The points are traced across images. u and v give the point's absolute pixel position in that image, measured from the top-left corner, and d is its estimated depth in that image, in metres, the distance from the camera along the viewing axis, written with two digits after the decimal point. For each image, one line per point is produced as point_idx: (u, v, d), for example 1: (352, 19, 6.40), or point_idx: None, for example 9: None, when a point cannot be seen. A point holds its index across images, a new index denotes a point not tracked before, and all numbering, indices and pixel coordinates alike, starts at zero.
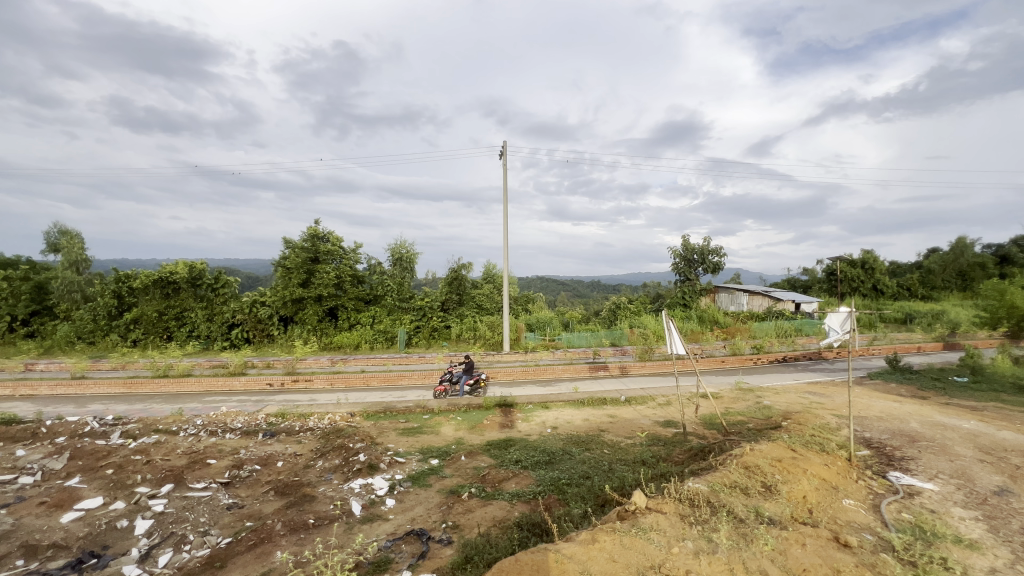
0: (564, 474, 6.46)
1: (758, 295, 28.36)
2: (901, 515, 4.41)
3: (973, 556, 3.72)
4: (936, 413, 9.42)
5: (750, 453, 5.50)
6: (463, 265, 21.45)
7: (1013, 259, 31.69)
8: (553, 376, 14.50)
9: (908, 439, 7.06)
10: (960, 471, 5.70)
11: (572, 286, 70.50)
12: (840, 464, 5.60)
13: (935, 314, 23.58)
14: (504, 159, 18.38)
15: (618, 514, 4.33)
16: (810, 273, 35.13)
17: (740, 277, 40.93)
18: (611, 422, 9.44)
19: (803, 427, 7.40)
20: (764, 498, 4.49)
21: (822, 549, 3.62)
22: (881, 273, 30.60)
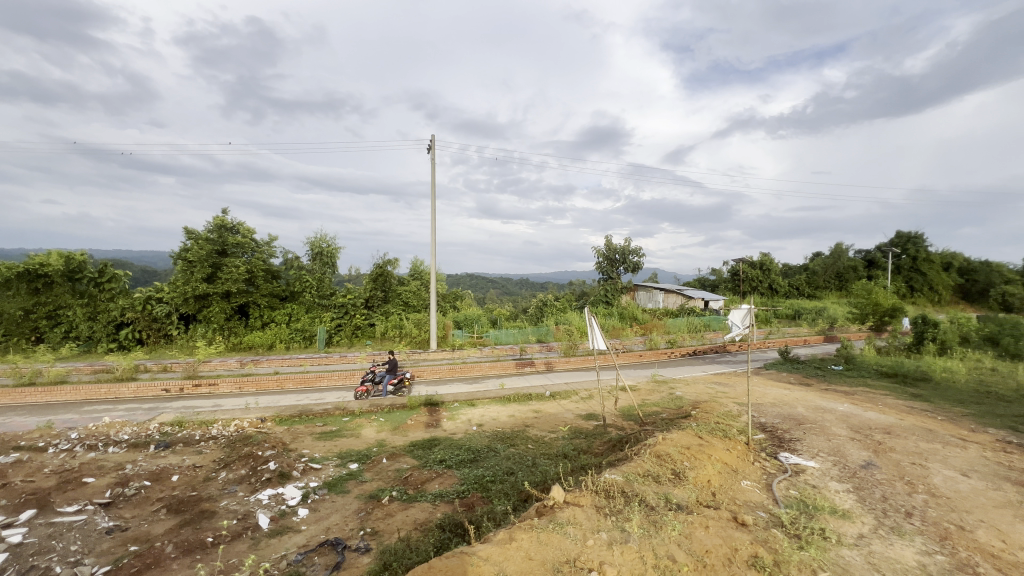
0: (488, 471, 6.45)
1: (673, 293, 30.38)
2: (789, 492, 4.90)
3: (845, 524, 4.22)
4: (818, 398, 10.66)
5: (662, 442, 5.83)
6: (389, 261, 20.75)
7: (878, 262, 36.78)
8: (480, 373, 14.49)
9: (796, 422, 7.89)
10: (835, 449, 6.47)
11: (501, 284, 71.09)
12: (739, 449, 6.10)
13: (818, 311, 26.70)
14: (433, 154, 18.04)
15: (537, 510, 4.38)
16: (717, 273, 38.33)
17: (658, 276, 43.66)
18: (535, 417, 9.61)
19: (709, 415, 8.01)
20: (673, 485, 4.78)
21: (722, 530, 3.90)
22: (775, 273, 34.13)
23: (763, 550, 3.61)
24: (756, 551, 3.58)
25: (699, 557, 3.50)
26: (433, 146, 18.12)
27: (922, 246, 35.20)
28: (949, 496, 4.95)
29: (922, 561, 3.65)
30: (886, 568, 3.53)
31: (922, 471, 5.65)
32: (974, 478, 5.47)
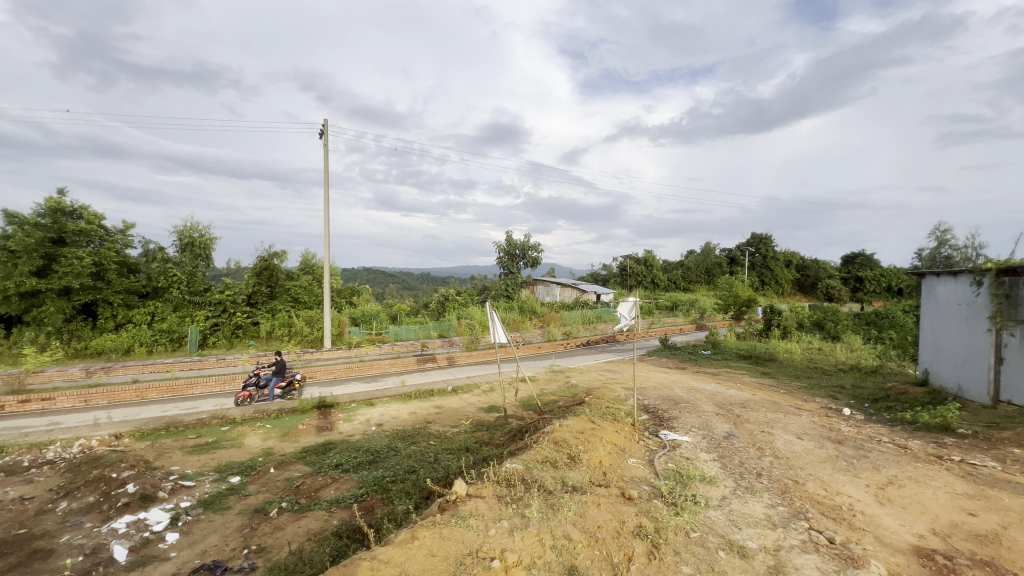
0: (388, 472, 6.27)
1: (569, 287, 32.02)
2: (667, 465, 5.48)
3: (712, 489, 4.83)
4: (691, 379, 12.03)
5: (559, 428, 6.15)
6: (275, 253, 19.03)
7: (738, 260, 42.35)
8: (379, 371, 13.96)
9: (673, 402, 8.83)
10: (704, 424, 7.36)
11: (400, 278, 69.05)
12: (626, 430, 6.66)
13: (692, 302, 30.02)
14: (325, 140, 16.87)
15: (439, 506, 4.37)
16: (608, 268, 41.20)
17: (555, 271, 45.66)
18: (437, 413, 9.54)
19: (601, 400, 8.62)
20: (568, 468, 5.07)
21: (612, 505, 4.24)
22: (657, 269, 37.67)
23: (647, 519, 3.99)
24: (640, 522, 3.94)
25: (591, 533, 3.76)
26: (325, 132, 16.96)
27: (770, 246, 41.26)
28: (789, 456, 5.90)
29: (769, 513, 4.32)
30: (742, 522, 4.11)
31: (769, 438, 6.66)
32: (806, 440, 6.59)
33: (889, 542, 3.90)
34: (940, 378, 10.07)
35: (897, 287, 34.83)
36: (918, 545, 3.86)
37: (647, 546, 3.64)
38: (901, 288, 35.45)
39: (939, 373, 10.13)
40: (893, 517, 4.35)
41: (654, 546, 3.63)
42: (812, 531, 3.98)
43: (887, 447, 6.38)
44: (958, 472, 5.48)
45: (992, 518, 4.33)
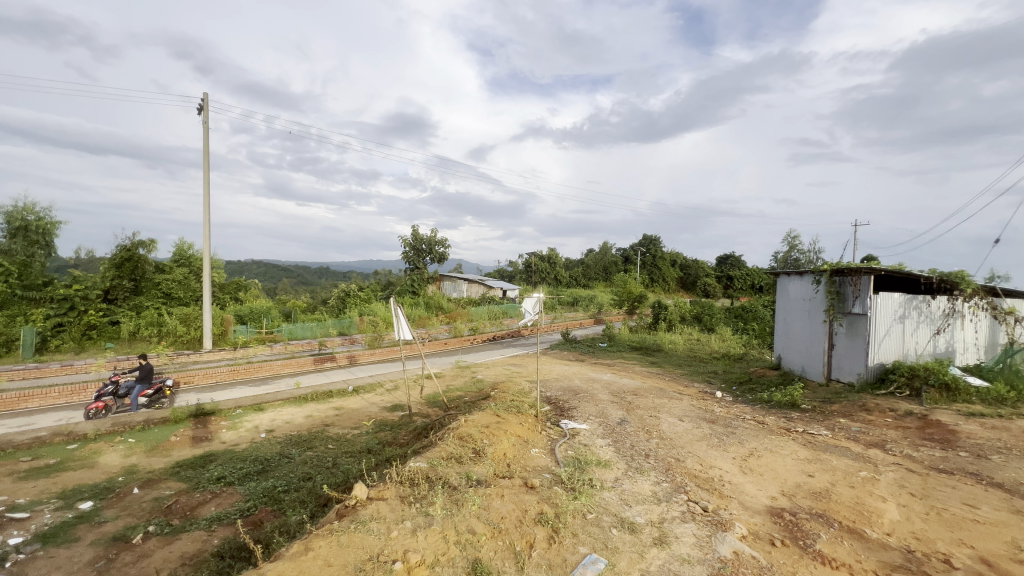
0: (280, 481, 5.80)
1: (476, 283, 32.14)
2: (567, 453, 5.77)
3: (607, 472, 5.18)
4: (589, 370, 12.78)
5: (465, 424, 6.18)
6: (141, 242, 16.55)
7: (632, 259, 45.70)
8: (269, 373, 12.83)
9: (573, 393, 9.32)
10: (601, 411, 7.87)
11: (295, 272, 63.97)
12: (530, 421, 6.87)
13: (591, 298, 31.79)
14: (205, 116, 15.02)
15: (337, 512, 4.14)
16: (514, 265, 42.16)
17: (462, 266, 45.52)
18: (336, 415, 9.02)
19: (506, 394, 8.81)
20: (473, 463, 5.11)
21: (515, 496, 4.34)
22: (559, 266, 39.33)
23: (547, 506, 4.16)
24: (541, 509, 4.09)
25: (494, 525, 3.82)
26: (205, 107, 15.09)
27: (659, 246, 45.16)
28: (672, 437, 6.54)
29: (655, 489, 4.75)
30: (632, 500, 4.47)
31: (656, 421, 7.31)
32: (686, 421, 7.34)
33: (750, 505, 4.50)
34: (790, 362, 11.83)
35: (759, 284, 40.24)
36: (772, 506, 4.51)
37: (547, 531, 3.80)
38: (762, 285, 41.04)
39: (789, 358, 11.90)
40: (753, 483, 5.02)
41: (554, 530, 3.80)
42: (690, 503, 4.45)
43: (750, 424, 7.35)
44: (801, 441, 6.49)
45: (825, 478, 5.20)
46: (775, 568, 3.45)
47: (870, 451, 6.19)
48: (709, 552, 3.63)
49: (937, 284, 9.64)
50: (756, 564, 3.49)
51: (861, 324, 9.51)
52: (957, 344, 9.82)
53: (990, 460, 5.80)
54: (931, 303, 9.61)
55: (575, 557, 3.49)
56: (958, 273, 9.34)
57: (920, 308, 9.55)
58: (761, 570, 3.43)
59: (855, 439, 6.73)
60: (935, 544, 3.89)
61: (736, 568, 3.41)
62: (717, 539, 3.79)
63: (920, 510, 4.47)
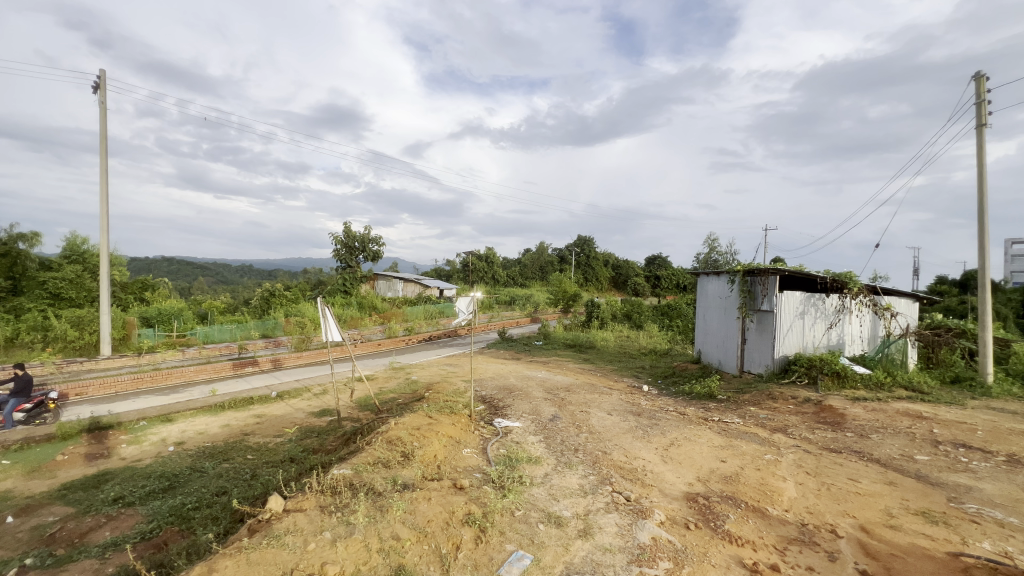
0: (188, 498, 5.32)
1: (412, 282, 31.43)
2: (499, 451, 5.79)
3: (537, 468, 5.27)
4: (525, 368, 12.94)
5: (394, 427, 6.02)
6: (21, 235, 14.50)
7: (567, 259, 46.89)
8: (180, 380, 11.73)
9: (507, 391, 9.40)
10: (534, 409, 8.00)
11: (213, 269, 59.18)
12: (463, 422, 6.83)
13: (528, 296, 32.24)
14: (101, 95, 13.43)
15: (249, 528, 3.87)
16: (451, 264, 41.81)
17: (398, 264, 44.43)
18: (257, 423, 8.44)
19: (440, 394, 8.70)
20: (401, 466, 4.99)
21: (443, 498, 4.28)
22: (497, 266, 39.55)
23: (475, 506, 4.15)
24: (469, 510, 4.07)
25: (420, 528, 3.75)
26: (102, 85, 13.50)
27: (593, 247, 46.68)
28: (601, 431, 6.78)
29: (582, 483, 4.90)
30: (560, 494, 4.58)
31: (587, 416, 7.55)
32: (614, 415, 7.65)
33: (669, 492, 4.77)
34: (708, 356, 12.69)
35: (683, 284, 42.88)
36: (688, 492, 4.81)
37: (474, 531, 3.79)
38: (685, 285, 43.77)
39: (707, 352, 12.76)
40: (672, 471, 5.33)
41: (481, 530, 3.80)
42: (614, 493, 4.64)
43: (672, 415, 7.80)
44: (717, 429, 6.99)
45: (734, 462, 5.64)
46: (688, 550, 3.68)
47: (774, 436, 6.79)
48: (630, 539, 3.80)
49: (831, 283, 10.79)
50: (672, 547, 3.70)
51: (768, 320, 10.41)
52: (846, 336, 11.04)
53: (871, 438, 6.59)
54: (826, 300, 10.73)
55: (501, 555, 3.51)
56: (847, 274, 10.51)
57: (816, 305, 10.63)
58: (676, 552, 3.64)
59: (762, 425, 7.36)
60: (825, 516, 4.35)
61: (653, 553, 3.60)
62: (637, 526, 3.98)
63: (813, 487, 4.97)
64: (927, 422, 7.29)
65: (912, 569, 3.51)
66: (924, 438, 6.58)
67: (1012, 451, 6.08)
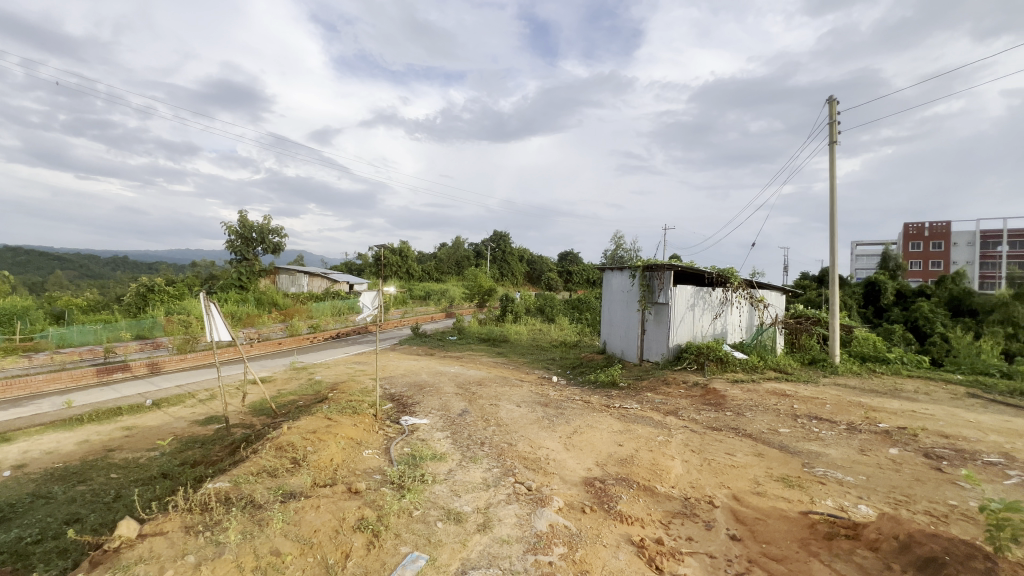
0: (27, 530, 4.46)
1: (319, 277, 29.46)
2: (403, 450, 5.62)
3: (441, 465, 5.19)
4: (438, 364, 12.76)
5: (287, 432, 5.61)
6: None
7: (483, 253, 46.92)
8: (24, 391, 9.91)
9: (418, 388, 9.19)
10: (443, 404, 7.90)
11: (74, 260, 50.78)
12: (366, 422, 6.54)
13: (443, 292, 31.75)
14: None
15: (92, 561, 3.34)
16: (363, 257, 39.95)
17: (304, 258, 41.47)
18: (126, 436, 7.38)
19: (345, 394, 8.27)
20: (290, 474, 4.64)
21: (334, 505, 4.04)
22: (411, 260, 38.52)
23: (369, 510, 3.97)
24: (362, 515, 3.88)
25: (305, 540, 3.51)
26: None
27: (508, 243, 47.21)
28: (508, 423, 6.88)
29: (485, 476, 4.91)
30: (462, 490, 4.56)
31: (496, 409, 7.61)
32: (523, 407, 7.80)
33: (568, 478, 4.97)
34: (613, 346, 13.45)
35: (592, 280, 45.05)
36: (586, 477, 5.03)
37: (367, 536, 3.62)
38: (595, 280, 46.05)
39: (612, 343, 13.52)
40: (573, 458, 5.56)
41: (374, 535, 3.64)
42: (516, 484, 4.72)
43: (577, 404, 8.15)
44: (616, 415, 7.43)
45: (630, 445, 6.02)
46: (582, 534, 3.84)
47: (667, 418, 7.37)
48: (528, 529, 3.88)
49: (716, 279, 11.96)
50: (567, 532, 3.84)
51: (664, 312, 11.28)
52: (728, 326, 12.31)
53: (745, 415, 7.42)
54: (712, 293, 11.87)
55: (395, 559, 3.40)
56: (729, 270, 11.72)
57: (704, 297, 11.72)
58: (571, 536, 3.79)
59: (657, 409, 7.95)
60: (704, 489, 4.79)
61: (549, 540, 3.71)
62: (535, 515, 4.08)
63: (696, 463, 5.47)
64: (789, 399, 8.38)
65: (771, 530, 3.98)
66: (787, 412, 7.56)
67: (851, 420, 7.20)
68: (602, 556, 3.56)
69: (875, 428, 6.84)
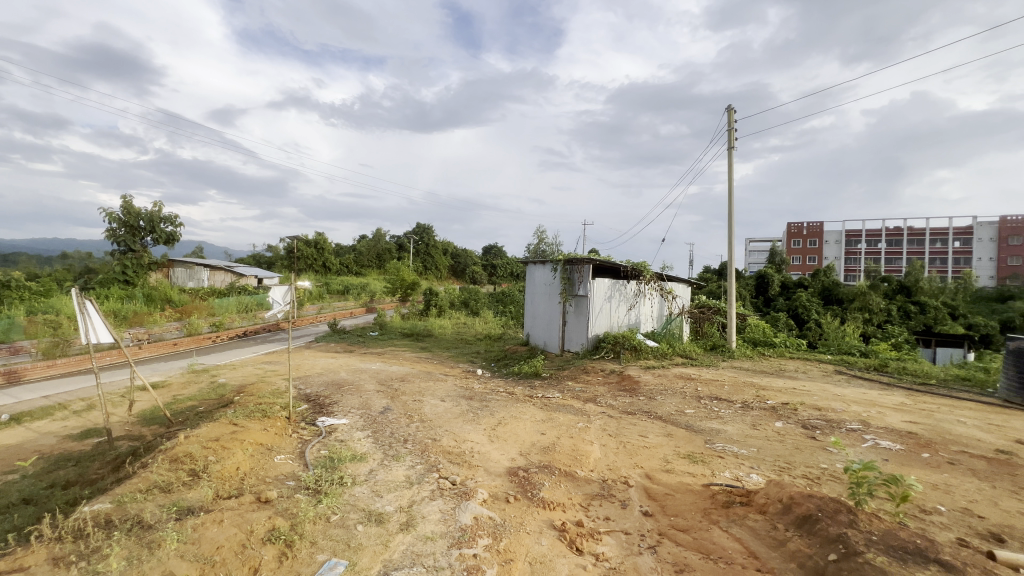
0: None
1: (221, 270, 26.90)
2: (319, 453, 5.33)
3: (361, 465, 5.00)
4: (358, 361, 12.23)
5: (183, 442, 5.09)
6: None
7: (405, 246, 45.61)
8: None
9: (336, 387, 8.76)
10: (363, 403, 7.60)
11: None
12: (278, 425, 6.11)
13: (363, 286, 30.45)
14: None
15: None
16: (273, 249, 37.11)
17: (203, 249, 37.55)
18: None
19: (254, 397, 7.66)
20: (187, 488, 4.21)
21: (240, 517, 3.74)
22: (328, 252, 36.47)
23: (281, 519, 3.72)
24: (274, 526, 3.62)
25: (206, 559, 3.20)
26: None
27: (431, 236, 46.38)
28: (432, 418, 6.78)
29: (408, 474, 4.82)
30: (384, 490, 4.42)
31: (419, 405, 7.48)
32: (448, 401, 7.74)
33: (492, 470, 5.02)
34: (536, 338, 13.79)
35: (516, 273, 45.73)
36: (510, 467, 5.12)
37: (278, 548, 3.39)
38: (519, 274, 46.75)
39: (535, 335, 13.85)
40: (497, 449, 5.62)
41: (287, 545, 3.42)
42: (441, 479, 4.69)
43: (502, 396, 8.26)
44: (539, 405, 7.63)
45: (552, 434, 6.22)
46: (505, 523, 3.91)
47: (586, 405, 7.70)
48: (452, 523, 3.87)
49: (631, 272, 12.69)
50: (491, 524, 3.89)
51: (584, 304, 11.77)
52: (641, 316, 13.12)
53: (656, 399, 7.98)
54: (627, 286, 12.58)
55: (311, 568, 3.22)
56: (642, 264, 12.48)
57: (620, 290, 12.39)
58: (495, 527, 3.84)
59: (578, 397, 8.28)
60: (620, 471, 5.08)
61: (473, 533, 3.72)
62: (460, 509, 4.08)
63: (613, 446, 5.78)
64: (694, 382, 9.15)
65: (678, 504, 4.32)
66: (692, 395, 8.25)
67: (745, 398, 8.03)
68: (525, 543, 3.65)
69: (764, 405, 7.68)
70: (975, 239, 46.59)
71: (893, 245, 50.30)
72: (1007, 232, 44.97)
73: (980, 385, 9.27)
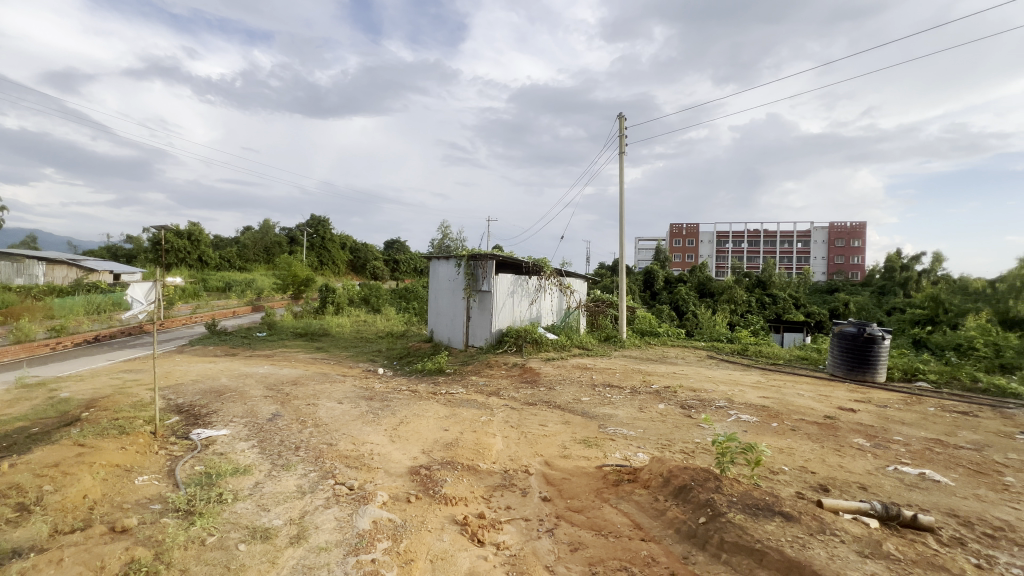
0: None
1: (63, 264, 22.65)
2: (193, 469, 4.75)
3: (244, 479, 4.55)
4: (242, 365, 11.09)
5: (8, 473, 4.21)
6: None
7: (297, 239, 42.24)
8: None
9: (215, 394, 7.86)
10: (248, 410, 6.92)
11: None
12: (139, 442, 5.32)
13: (248, 282, 27.65)
14: None
15: None
16: (133, 241, 32.11)
17: (37, 239, 31.25)
18: None
19: (109, 412, 6.58)
20: (14, 527, 3.50)
21: (87, 552, 3.20)
22: (204, 245, 32.49)
23: (142, 549, 3.26)
24: (134, 557, 3.16)
25: None
26: None
27: (327, 228, 43.43)
28: (328, 422, 6.40)
29: (300, 483, 4.50)
30: (272, 503, 4.08)
31: (314, 409, 7.02)
32: (345, 403, 7.35)
33: (393, 471, 4.88)
34: (440, 334, 13.65)
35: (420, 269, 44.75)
36: (411, 466, 5.02)
37: None
38: (422, 270, 45.79)
39: (439, 331, 13.70)
40: (399, 449, 5.48)
41: None
42: (336, 486, 4.44)
43: (404, 394, 8.04)
44: (443, 402, 7.57)
45: (455, 429, 6.22)
46: (406, 524, 3.82)
47: (490, 399, 7.83)
48: (349, 530, 3.69)
49: (532, 268, 13.11)
50: (391, 526, 3.78)
51: (487, 299, 11.88)
52: (542, 310, 13.63)
53: (555, 389, 8.36)
54: (528, 281, 12.97)
55: None
56: (542, 261, 12.96)
57: (522, 286, 12.72)
58: (395, 529, 3.74)
59: (482, 391, 8.36)
60: (521, 460, 5.24)
61: (371, 537, 3.59)
62: (357, 514, 3.91)
63: (514, 438, 5.93)
64: (589, 371, 9.75)
65: (574, 487, 4.58)
66: (587, 383, 8.78)
67: (634, 384, 8.74)
68: (426, 541, 3.61)
69: (650, 389, 8.43)
70: (813, 241, 55.50)
71: (753, 245, 58.06)
72: (835, 235, 54.19)
73: (815, 362, 11.14)
